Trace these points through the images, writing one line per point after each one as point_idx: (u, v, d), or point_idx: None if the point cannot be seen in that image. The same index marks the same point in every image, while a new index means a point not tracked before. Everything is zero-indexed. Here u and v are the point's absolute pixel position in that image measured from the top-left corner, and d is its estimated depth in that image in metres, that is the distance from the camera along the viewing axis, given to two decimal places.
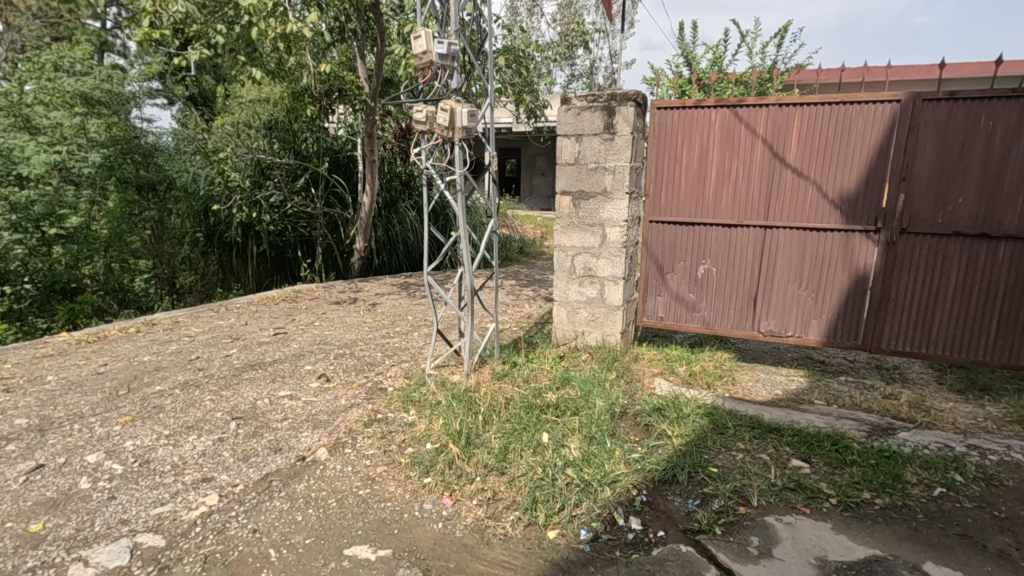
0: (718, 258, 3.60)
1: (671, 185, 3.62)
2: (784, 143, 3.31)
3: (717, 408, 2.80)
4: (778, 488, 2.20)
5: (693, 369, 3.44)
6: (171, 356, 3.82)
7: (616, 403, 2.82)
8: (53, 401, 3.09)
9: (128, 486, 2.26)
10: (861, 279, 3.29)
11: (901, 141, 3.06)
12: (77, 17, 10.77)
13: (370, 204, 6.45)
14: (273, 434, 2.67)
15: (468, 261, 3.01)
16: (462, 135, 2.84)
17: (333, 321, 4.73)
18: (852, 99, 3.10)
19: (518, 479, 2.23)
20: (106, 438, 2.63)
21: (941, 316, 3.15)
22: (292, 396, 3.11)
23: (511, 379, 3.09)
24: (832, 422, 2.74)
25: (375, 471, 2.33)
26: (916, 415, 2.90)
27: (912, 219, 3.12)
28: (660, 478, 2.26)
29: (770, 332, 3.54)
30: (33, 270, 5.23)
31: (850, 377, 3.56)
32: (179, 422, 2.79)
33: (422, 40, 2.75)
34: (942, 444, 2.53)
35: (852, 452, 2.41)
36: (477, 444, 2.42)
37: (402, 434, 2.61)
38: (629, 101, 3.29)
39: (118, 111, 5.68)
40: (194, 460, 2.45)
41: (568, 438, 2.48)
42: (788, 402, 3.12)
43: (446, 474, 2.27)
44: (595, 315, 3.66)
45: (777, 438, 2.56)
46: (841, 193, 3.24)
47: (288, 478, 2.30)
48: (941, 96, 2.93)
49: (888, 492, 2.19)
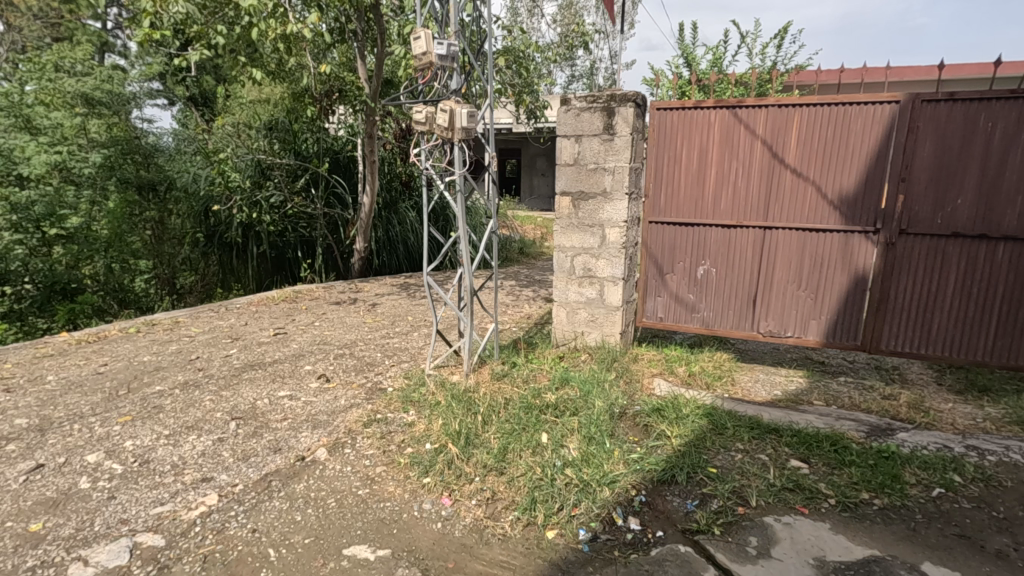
0: (717, 258, 3.61)
1: (671, 185, 3.63)
2: (784, 144, 3.31)
3: (716, 409, 2.80)
4: (777, 488, 2.20)
5: (692, 370, 3.44)
6: (171, 356, 3.83)
7: (616, 403, 2.82)
8: (53, 400, 3.10)
9: (128, 486, 2.26)
10: (861, 279, 3.29)
11: (900, 142, 3.07)
12: (77, 18, 10.78)
13: (370, 204, 6.45)
14: (272, 434, 2.68)
15: (467, 261, 3.02)
16: (462, 135, 2.85)
17: (333, 321, 4.73)
18: (852, 100, 3.10)
19: (517, 480, 2.23)
20: (106, 438, 2.64)
21: (940, 316, 3.15)
22: (292, 396, 3.12)
23: (511, 379, 3.09)
24: (831, 423, 2.75)
25: (375, 471, 2.33)
26: (915, 416, 2.91)
27: (911, 219, 3.12)
28: (659, 478, 2.26)
29: (769, 332, 3.54)
30: (34, 270, 5.24)
31: (849, 378, 3.56)
32: (179, 422, 2.80)
33: (422, 41, 2.76)
34: (940, 445, 2.53)
35: (851, 453, 2.41)
36: (477, 444, 2.43)
37: (402, 434, 2.61)
38: (629, 101, 3.29)
39: (119, 111, 5.68)
40: (194, 460, 2.45)
41: (567, 439, 2.48)
42: (787, 403, 3.12)
43: (445, 474, 2.28)
44: (594, 315, 3.66)
45: (776, 438, 2.56)
46: (840, 194, 3.25)
47: (288, 478, 2.30)
48: (940, 97, 2.94)
49: (887, 492, 2.19)
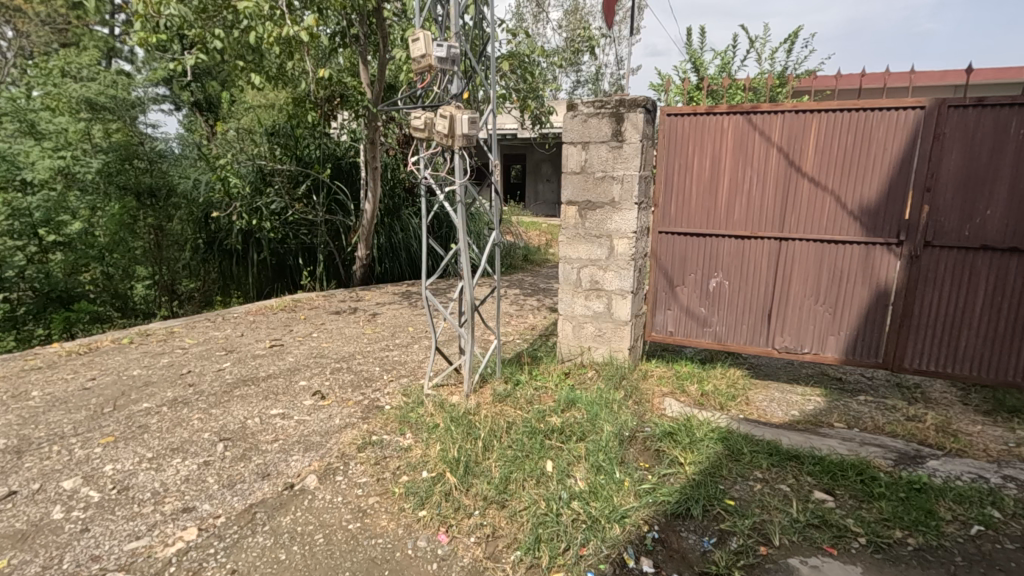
0: (730, 270, 3.45)
1: (681, 194, 3.47)
2: (800, 151, 3.16)
3: (731, 432, 2.64)
4: (801, 525, 2.03)
5: (704, 389, 3.27)
6: (162, 370, 3.68)
7: (625, 427, 2.66)
8: (35, 418, 2.96)
9: (104, 516, 2.11)
10: (882, 292, 3.12)
11: (925, 149, 2.90)
12: (85, 24, 10.71)
13: (371, 211, 6.32)
14: (261, 457, 2.53)
15: (468, 275, 2.82)
16: (462, 143, 2.68)
17: (332, 332, 4.60)
18: (873, 104, 2.95)
19: (519, 514, 2.07)
20: (85, 461, 2.50)
21: (967, 333, 2.98)
22: (285, 415, 2.97)
23: (513, 400, 2.92)
24: (854, 448, 2.58)
25: (366, 503, 2.18)
26: (944, 441, 2.72)
27: (936, 231, 2.95)
28: (672, 512, 2.09)
29: (785, 348, 3.38)
30: (30, 279, 5.05)
31: (869, 397, 3.39)
32: (163, 444, 2.66)
33: (421, 42, 2.60)
34: (975, 475, 2.36)
35: (879, 484, 2.25)
36: (477, 473, 2.28)
37: (397, 459, 2.46)
38: (638, 107, 3.14)
39: (124, 115, 5.50)
40: (176, 486, 2.31)
41: (573, 467, 2.33)
42: (806, 425, 2.95)
43: (443, 506, 2.12)
44: (601, 329, 3.50)
45: (798, 466, 2.40)
46: (860, 203, 3.08)
47: (274, 509, 2.15)
48: (968, 102, 2.77)
49: (921, 530, 2.01)
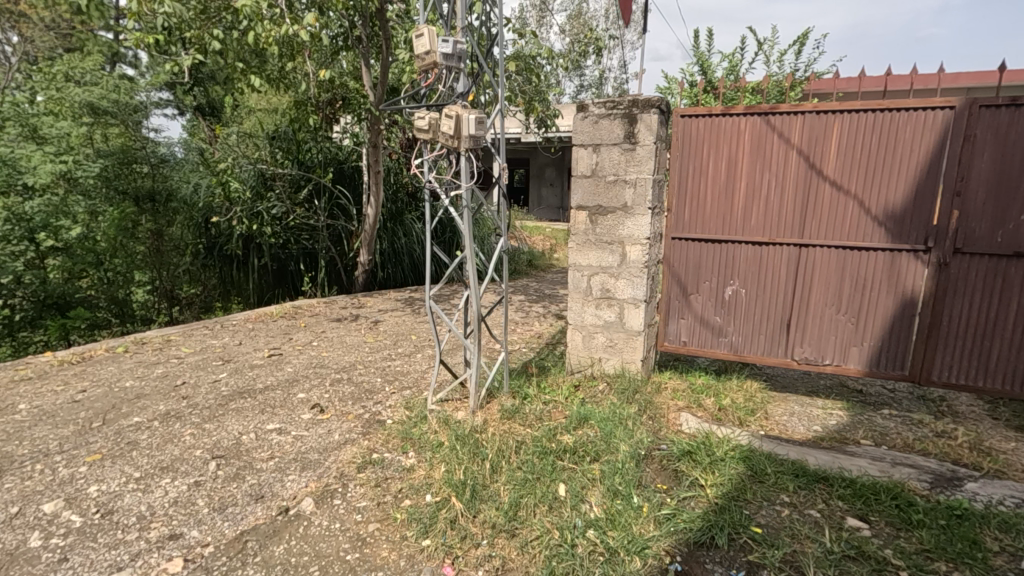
0: (748, 278, 3.30)
1: (695, 199, 3.33)
2: (820, 154, 3.01)
3: (754, 451, 2.49)
4: (837, 557, 1.87)
5: (721, 403, 3.12)
6: (155, 381, 3.54)
7: (640, 445, 2.51)
8: (20, 434, 2.82)
9: (84, 544, 1.97)
10: (908, 301, 2.96)
11: (954, 152, 2.75)
12: (87, 29, 10.59)
13: (373, 217, 6.19)
14: (255, 476, 2.39)
15: (474, 284, 2.66)
16: (468, 145, 2.54)
17: (333, 340, 4.45)
18: (898, 105, 2.80)
19: (531, 545, 1.92)
20: (68, 481, 2.36)
21: (999, 343, 2.82)
22: (281, 430, 2.82)
23: (522, 417, 2.76)
24: (886, 470, 2.41)
25: (366, 530, 2.03)
26: (980, 460, 2.56)
27: (966, 237, 2.79)
28: (695, 541, 1.94)
29: (804, 359, 3.22)
30: (27, 285, 4.91)
31: (893, 410, 3.22)
32: (152, 463, 2.51)
33: (425, 38, 2.48)
34: (1019, 500, 2.20)
35: (916, 511, 2.08)
36: (484, 498, 2.13)
37: (399, 481, 2.31)
38: (652, 107, 2.99)
39: (126, 121, 5.34)
40: (164, 510, 2.16)
41: (587, 492, 2.19)
42: (830, 442, 2.79)
43: (448, 535, 1.97)
44: (612, 340, 3.35)
45: (826, 489, 2.25)
46: (885, 208, 2.93)
47: (266, 537, 2.00)
48: (1001, 101, 2.62)
49: (966, 563, 1.85)
